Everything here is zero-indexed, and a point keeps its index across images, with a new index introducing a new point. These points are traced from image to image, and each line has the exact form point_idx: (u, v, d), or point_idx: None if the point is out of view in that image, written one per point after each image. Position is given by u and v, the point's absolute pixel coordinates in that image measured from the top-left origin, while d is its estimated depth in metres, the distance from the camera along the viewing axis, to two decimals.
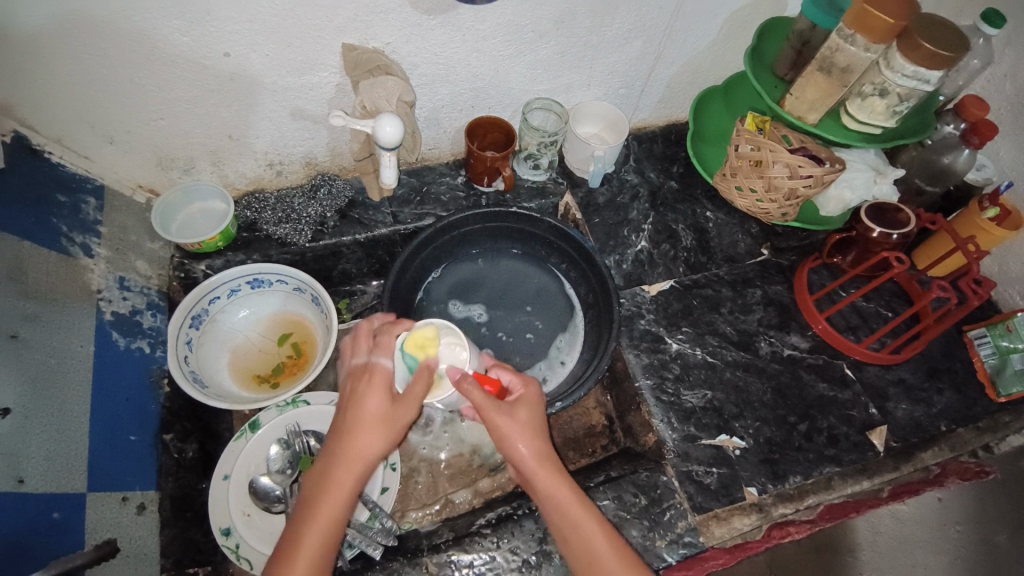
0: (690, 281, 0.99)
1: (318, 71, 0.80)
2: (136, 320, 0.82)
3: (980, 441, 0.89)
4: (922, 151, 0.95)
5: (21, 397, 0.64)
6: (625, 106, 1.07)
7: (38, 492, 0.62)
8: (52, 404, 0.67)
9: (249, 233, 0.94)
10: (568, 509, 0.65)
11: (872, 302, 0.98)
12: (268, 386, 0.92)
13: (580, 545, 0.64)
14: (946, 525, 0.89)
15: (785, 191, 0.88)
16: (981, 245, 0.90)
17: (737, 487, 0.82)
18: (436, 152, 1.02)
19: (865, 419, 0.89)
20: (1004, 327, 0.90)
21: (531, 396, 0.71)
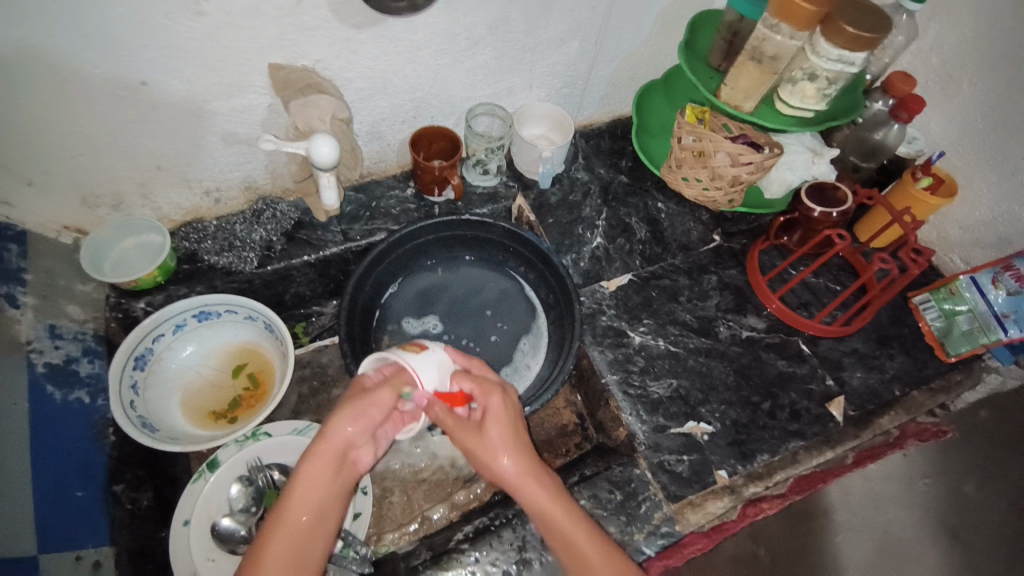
0: (648, 273, 1.00)
1: (248, 92, 0.77)
2: (73, 369, 0.78)
3: (933, 402, 0.93)
4: (855, 129, 0.98)
5: None
6: (568, 105, 1.08)
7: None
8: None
9: (191, 265, 0.90)
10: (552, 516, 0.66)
11: (821, 278, 1.01)
12: (226, 422, 0.89)
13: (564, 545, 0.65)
14: (914, 479, 0.92)
15: (729, 178, 0.89)
16: (917, 214, 0.94)
17: (708, 472, 0.83)
18: (382, 166, 1.01)
19: (824, 391, 0.91)
20: (947, 291, 0.94)
21: (502, 408, 0.69)
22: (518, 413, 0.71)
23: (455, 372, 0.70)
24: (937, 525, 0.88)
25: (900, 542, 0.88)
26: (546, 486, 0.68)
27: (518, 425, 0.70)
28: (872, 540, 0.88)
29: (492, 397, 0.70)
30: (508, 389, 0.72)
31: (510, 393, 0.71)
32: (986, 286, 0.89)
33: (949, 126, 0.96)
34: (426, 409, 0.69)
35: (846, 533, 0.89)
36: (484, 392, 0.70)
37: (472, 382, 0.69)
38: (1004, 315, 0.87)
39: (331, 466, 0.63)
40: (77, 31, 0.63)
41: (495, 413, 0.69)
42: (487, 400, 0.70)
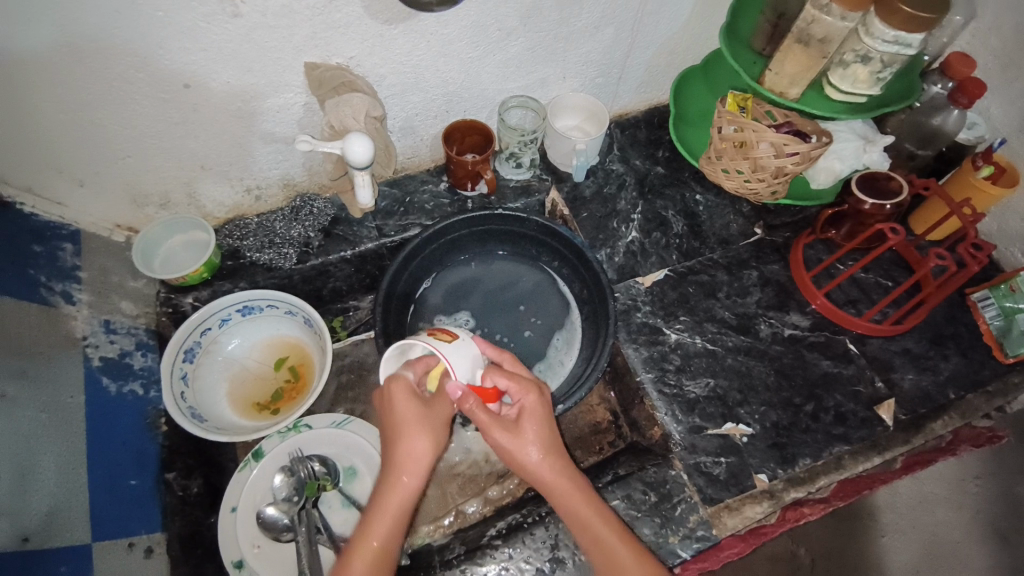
0: (685, 269, 0.97)
1: (283, 92, 0.78)
2: (126, 363, 0.82)
3: (992, 406, 0.87)
4: (911, 113, 0.92)
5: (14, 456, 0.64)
6: (604, 94, 1.05)
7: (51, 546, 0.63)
8: (49, 459, 0.67)
9: (233, 262, 0.92)
10: (589, 524, 0.65)
11: (872, 273, 0.96)
12: (269, 413, 0.91)
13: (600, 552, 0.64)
14: (966, 481, 0.94)
15: (772, 169, 0.86)
16: (977, 206, 0.87)
17: (746, 475, 0.81)
18: (416, 160, 1.01)
19: (872, 393, 0.87)
20: (1007, 287, 0.88)
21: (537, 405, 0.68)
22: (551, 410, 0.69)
23: (489, 368, 0.69)
24: (987, 529, 0.92)
25: (948, 545, 0.92)
26: (584, 493, 0.67)
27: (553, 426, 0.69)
28: (921, 544, 0.92)
29: (528, 394, 0.68)
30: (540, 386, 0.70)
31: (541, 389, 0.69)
32: None
33: (1010, 112, 0.89)
34: (460, 402, 0.64)
35: (892, 535, 0.94)
36: (520, 390, 0.68)
37: (507, 378, 0.68)
38: None
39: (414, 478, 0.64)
40: (121, 39, 0.65)
41: (531, 409, 0.68)
42: (523, 397, 0.68)
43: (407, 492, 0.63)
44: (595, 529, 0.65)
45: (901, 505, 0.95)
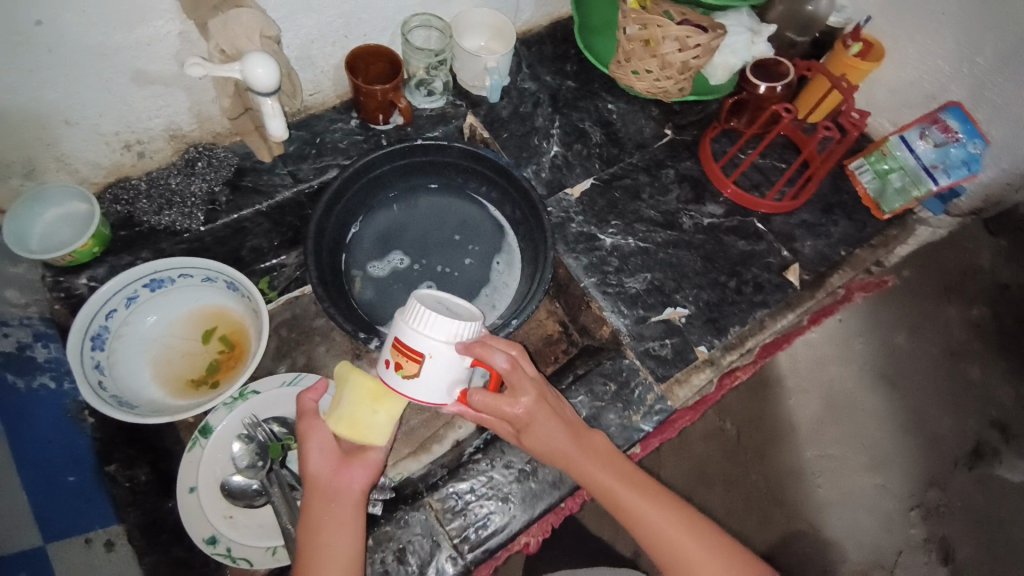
0: (609, 176, 1.01)
1: (153, 20, 0.68)
2: (29, 355, 0.73)
3: (874, 256, 1.01)
4: (790, 2, 1.00)
5: None
6: (505, 9, 1.03)
7: None
8: None
9: (127, 231, 0.82)
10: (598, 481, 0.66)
11: (768, 157, 1.05)
12: (208, 388, 0.85)
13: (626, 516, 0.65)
14: (852, 339, 1.08)
15: (678, 65, 0.90)
16: (852, 81, 0.98)
17: (689, 350, 0.89)
18: (320, 97, 0.94)
19: (782, 262, 0.98)
20: (880, 153, 1.01)
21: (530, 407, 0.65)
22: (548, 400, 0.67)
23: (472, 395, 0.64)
24: (874, 374, 1.07)
25: (844, 395, 1.07)
26: (599, 462, 0.67)
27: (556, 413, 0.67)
28: (821, 397, 1.07)
29: (521, 400, 0.65)
30: (532, 387, 0.65)
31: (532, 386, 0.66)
32: (914, 142, 0.96)
33: None
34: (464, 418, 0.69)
35: (797, 397, 1.08)
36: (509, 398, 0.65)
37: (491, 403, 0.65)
38: (933, 167, 0.96)
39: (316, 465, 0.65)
40: None
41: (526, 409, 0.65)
42: (516, 407, 0.65)
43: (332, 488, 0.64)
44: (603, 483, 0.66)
45: (801, 368, 1.08)
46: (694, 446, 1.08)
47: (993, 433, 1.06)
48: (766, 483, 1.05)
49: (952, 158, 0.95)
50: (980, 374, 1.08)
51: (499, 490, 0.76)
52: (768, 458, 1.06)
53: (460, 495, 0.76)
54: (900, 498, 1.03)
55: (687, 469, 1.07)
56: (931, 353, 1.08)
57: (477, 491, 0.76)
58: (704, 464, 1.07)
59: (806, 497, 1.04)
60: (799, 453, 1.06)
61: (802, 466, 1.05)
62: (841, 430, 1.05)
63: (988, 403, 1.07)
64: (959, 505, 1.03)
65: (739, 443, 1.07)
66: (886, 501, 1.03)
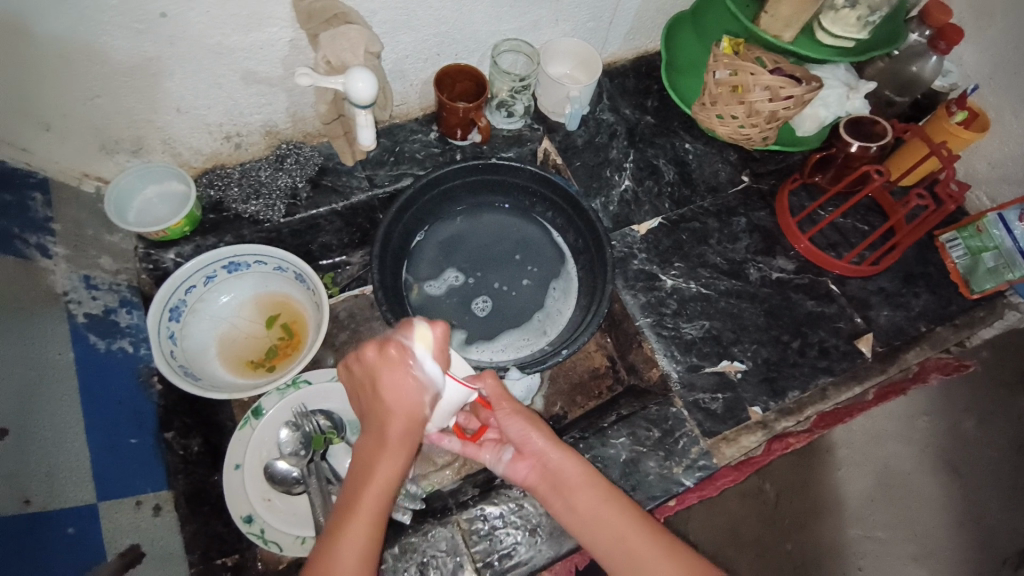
0: (677, 217, 0.99)
1: (268, 26, 0.73)
2: (112, 320, 0.79)
3: (957, 337, 0.94)
4: (891, 62, 0.96)
5: (10, 415, 0.63)
6: (594, 41, 1.04)
7: (53, 509, 0.63)
8: (49, 420, 0.66)
9: (216, 214, 0.88)
10: (618, 528, 0.66)
11: (850, 218, 1.01)
12: (264, 371, 0.88)
13: None
14: (915, 417, 1.01)
15: (766, 114, 0.87)
16: (951, 149, 0.93)
17: (741, 408, 0.85)
18: (405, 108, 0.98)
19: (852, 328, 0.93)
20: (974, 228, 0.94)
21: (529, 427, 0.70)
22: (548, 426, 0.72)
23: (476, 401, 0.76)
24: (938, 459, 0.99)
25: (903, 477, 0.99)
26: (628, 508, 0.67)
27: (558, 440, 0.71)
28: (873, 475, 0.99)
29: None
30: None
31: (526, 408, 0.72)
32: (1013, 223, 0.89)
33: (984, 58, 0.95)
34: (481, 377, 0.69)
35: (848, 468, 1.01)
36: (509, 414, 0.70)
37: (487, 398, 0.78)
38: None
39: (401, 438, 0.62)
40: None
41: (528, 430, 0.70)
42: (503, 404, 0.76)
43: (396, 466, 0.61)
44: (622, 533, 0.65)
45: (856, 440, 1.02)
46: (730, 505, 1.04)
47: None
48: (800, 555, 0.99)
49: None
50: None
51: (528, 521, 0.75)
52: (807, 529, 1.00)
53: (488, 519, 0.75)
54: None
55: (719, 529, 1.02)
56: (1003, 447, 1.00)
57: (506, 518, 0.75)
58: (737, 525, 1.02)
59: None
60: (841, 528, 0.99)
61: (841, 543, 0.98)
62: (892, 514, 0.97)
63: None
64: None
65: (777, 510, 1.02)
66: None
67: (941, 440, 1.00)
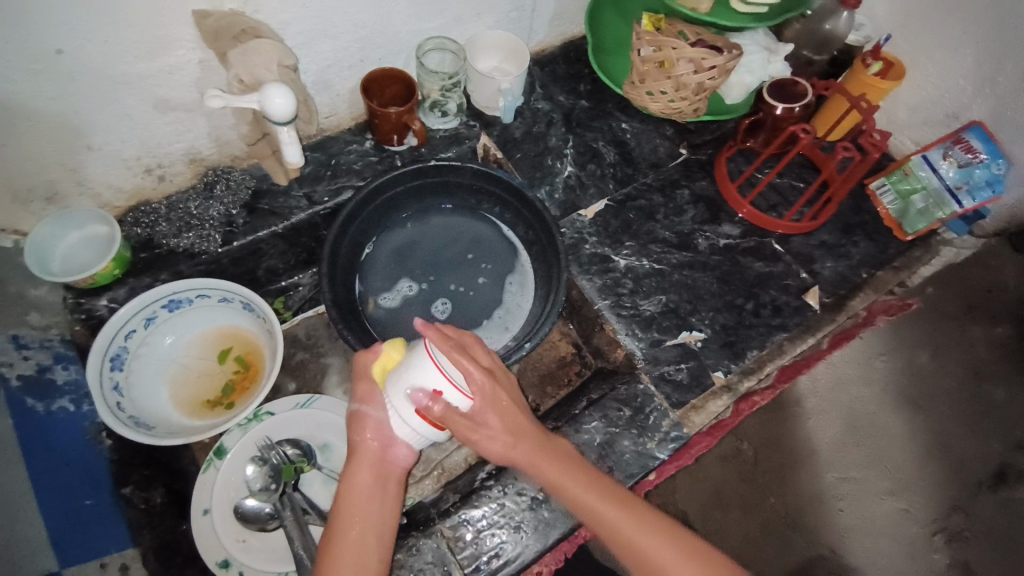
0: (623, 196, 1.00)
1: (174, 49, 0.69)
2: (49, 379, 0.75)
3: (897, 279, 0.99)
4: (805, 23, 0.99)
5: None
6: (519, 31, 1.03)
7: None
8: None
9: (148, 253, 0.84)
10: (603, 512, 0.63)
11: (786, 177, 1.04)
12: (223, 408, 0.85)
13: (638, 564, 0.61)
14: (873, 358, 1.04)
15: (694, 86, 0.89)
16: (871, 100, 0.97)
17: (705, 375, 0.87)
18: (335, 120, 0.95)
19: (800, 284, 0.96)
20: (902, 172, 0.99)
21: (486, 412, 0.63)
22: (507, 406, 0.65)
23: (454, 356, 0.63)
24: (897, 396, 1.03)
25: (867, 417, 1.03)
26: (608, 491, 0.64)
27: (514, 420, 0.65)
28: (842, 419, 1.03)
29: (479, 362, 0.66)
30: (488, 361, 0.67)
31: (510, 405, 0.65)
32: (937, 162, 0.94)
33: (892, 10, 0.99)
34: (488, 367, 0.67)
35: (817, 418, 1.03)
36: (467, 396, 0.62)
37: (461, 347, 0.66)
38: (957, 187, 0.94)
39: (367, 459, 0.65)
40: None
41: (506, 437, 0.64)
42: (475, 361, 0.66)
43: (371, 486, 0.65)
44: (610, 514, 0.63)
45: (822, 389, 1.04)
46: (712, 470, 1.02)
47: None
48: (784, 506, 1.00)
49: (975, 179, 0.92)
50: (1005, 397, 1.03)
51: (511, 519, 0.75)
52: (787, 481, 1.01)
53: (472, 524, 0.75)
54: (920, 518, 0.97)
55: (705, 491, 1.01)
56: (955, 375, 1.05)
57: (490, 519, 0.75)
58: (720, 488, 1.01)
59: (827, 521, 0.98)
60: (820, 475, 1.01)
61: (822, 490, 1.00)
62: (864, 454, 1.01)
63: (1016, 426, 1.01)
64: (990, 530, 0.97)
65: (757, 467, 1.02)
66: (912, 532, 0.96)
67: (899, 377, 1.04)
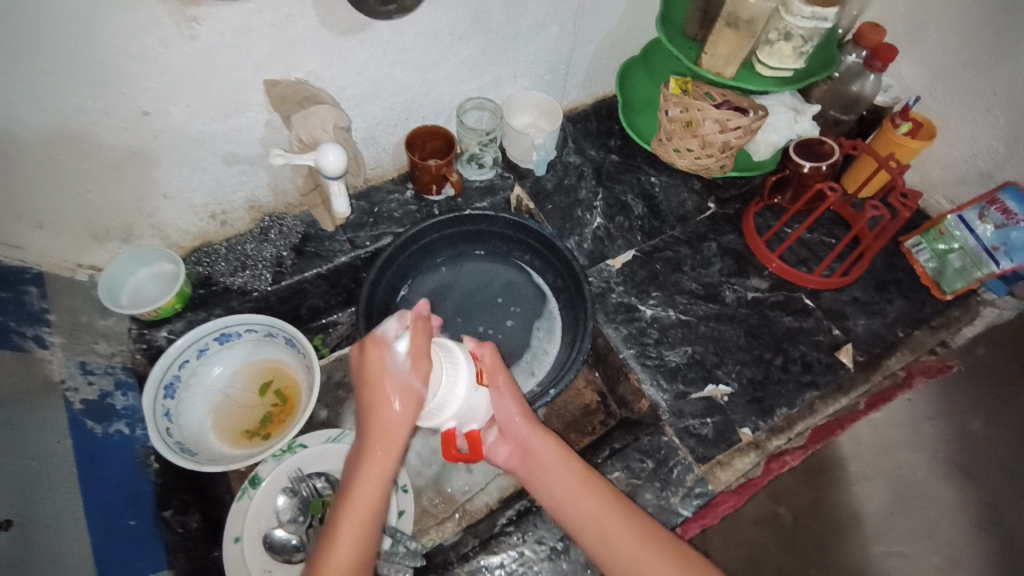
0: (650, 247, 1.03)
1: (244, 112, 0.79)
2: (108, 404, 0.82)
3: (936, 339, 0.97)
4: (832, 83, 1.03)
5: (16, 506, 0.62)
6: (554, 90, 1.10)
7: None
8: (54, 506, 0.66)
9: (206, 289, 0.91)
10: (606, 523, 0.67)
11: (816, 233, 1.04)
12: (260, 439, 0.90)
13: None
14: (922, 422, 1.01)
15: (719, 145, 0.93)
16: (902, 158, 0.98)
17: (732, 431, 0.86)
18: (379, 171, 1.02)
19: (831, 340, 0.95)
20: (936, 231, 0.98)
21: (513, 412, 0.72)
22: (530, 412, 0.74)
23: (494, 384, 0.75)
24: (948, 464, 0.98)
25: (916, 485, 0.98)
26: (611, 500, 0.69)
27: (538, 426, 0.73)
28: (889, 486, 0.98)
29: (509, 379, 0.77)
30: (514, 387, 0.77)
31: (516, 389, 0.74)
32: (974, 221, 0.93)
33: (921, 73, 1.01)
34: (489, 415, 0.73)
35: (863, 483, 0.98)
36: (502, 389, 0.72)
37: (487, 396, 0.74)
38: (994, 248, 0.92)
39: (390, 453, 0.62)
40: (76, 68, 0.65)
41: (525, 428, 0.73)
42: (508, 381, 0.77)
43: (381, 484, 0.62)
44: (609, 524, 0.67)
45: (864, 453, 1.00)
46: (746, 532, 0.96)
47: None
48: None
49: (1014, 240, 0.90)
50: None
51: (530, 568, 0.75)
52: (830, 550, 0.94)
53: (491, 570, 0.75)
54: None
55: (739, 560, 0.93)
56: (1017, 442, 0.98)
57: (509, 567, 0.75)
58: (756, 554, 0.94)
59: None
60: (865, 546, 0.94)
61: (867, 563, 0.93)
62: (913, 525, 0.95)
63: None
64: None
65: (796, 534, 0.96)
66: None
67: (948, 446, 0.99)
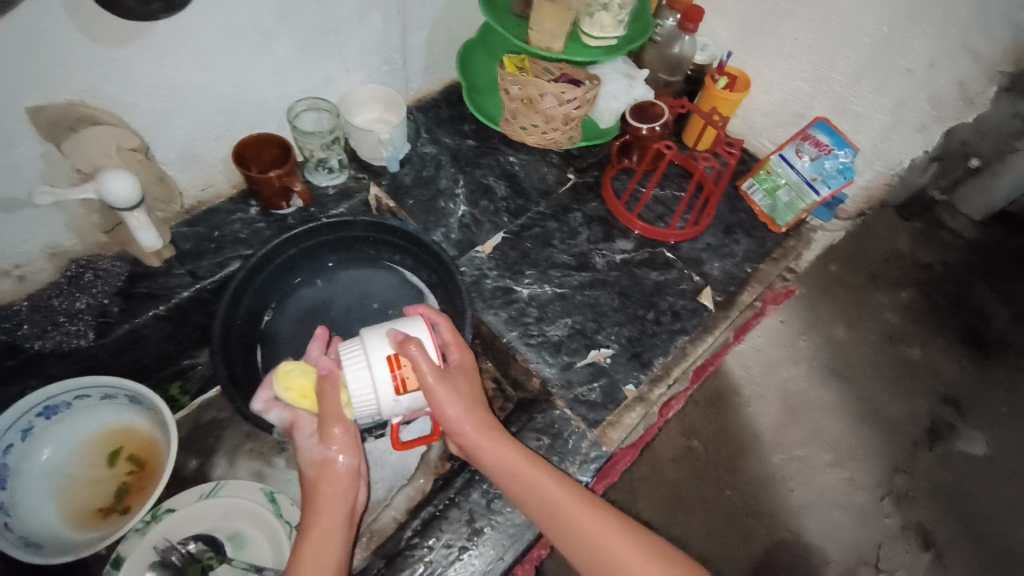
0: (518, 227, 1.02)
1: (10, 147, 0.67)
2: None
3: (779, 270, 1.06)
4: (656, 48, 1.08)
5: None
6: (395, 81, 1.06)
7: None
8: None
9: (11, 360, 0.78)
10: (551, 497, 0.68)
11: (667, 189, 1.10)
12: (121, 513, 0.80)
13: (586, 545, 0.66)
14: (795, 340, 1.13)
15: (561, 117, 0.96)
16: (725, 111, 1.05)
17: (617, 391, 0.89)
18: (213, 190, 0.93)
19: (693, 287, 1.01)
20: (764, 172, 1.07)
21: (449, 405, 0.68)
22: (470, 400, 0.70)
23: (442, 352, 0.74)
24: (823, 370, 1.11)
25: (799, 395, 1.09)
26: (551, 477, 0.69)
27: (474, 415, 0.70)
28: (778, 401, 1.09)
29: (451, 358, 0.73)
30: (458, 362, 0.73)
31: (454, 382, 0.69)
32: (793, 159, 1.02)
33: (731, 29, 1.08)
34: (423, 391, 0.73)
35: (756, 403, 1.08)
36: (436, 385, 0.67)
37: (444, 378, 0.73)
38: (813, 179, 1.01)
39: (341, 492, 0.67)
40: None
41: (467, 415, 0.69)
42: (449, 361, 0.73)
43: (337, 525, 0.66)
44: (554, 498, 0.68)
45: (755, 376, 1.10)
46: (663, 468, 1.05)
47: (950, 411, 1.12)
48: (741, 497, 1.02)
49: (828, 170, 1.00)
50: (918, 355, 1.15)
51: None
52: (737, 472, 1.04)
53: None
54: (866, 487, 1.03)
55: (662, 497, 1.03)
56: (869, 339, 1.15)
57: None
58: (676, 488, 1.03)
59: (781, 503, 1.02)
60: (765, 459, 1.05)
61: (771, 472, 1.04)
62: (803, 430, 1.06)
63: (934, 378, 1.14)
64: (925, 478, 1.05)
65: (709, 462, 1.05)
66: (859, 498, 1.02)
67: (823, 352, 1.12)
